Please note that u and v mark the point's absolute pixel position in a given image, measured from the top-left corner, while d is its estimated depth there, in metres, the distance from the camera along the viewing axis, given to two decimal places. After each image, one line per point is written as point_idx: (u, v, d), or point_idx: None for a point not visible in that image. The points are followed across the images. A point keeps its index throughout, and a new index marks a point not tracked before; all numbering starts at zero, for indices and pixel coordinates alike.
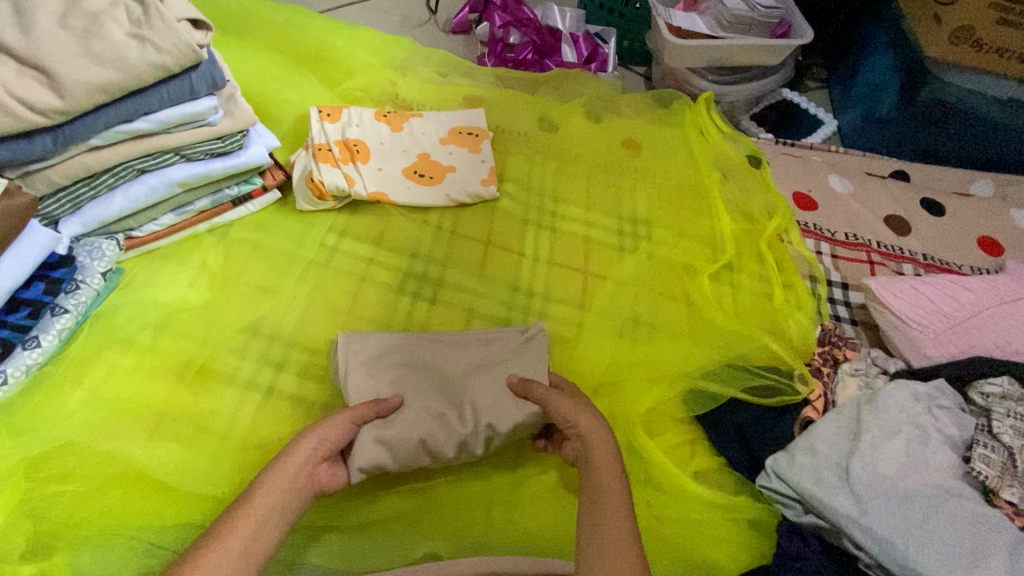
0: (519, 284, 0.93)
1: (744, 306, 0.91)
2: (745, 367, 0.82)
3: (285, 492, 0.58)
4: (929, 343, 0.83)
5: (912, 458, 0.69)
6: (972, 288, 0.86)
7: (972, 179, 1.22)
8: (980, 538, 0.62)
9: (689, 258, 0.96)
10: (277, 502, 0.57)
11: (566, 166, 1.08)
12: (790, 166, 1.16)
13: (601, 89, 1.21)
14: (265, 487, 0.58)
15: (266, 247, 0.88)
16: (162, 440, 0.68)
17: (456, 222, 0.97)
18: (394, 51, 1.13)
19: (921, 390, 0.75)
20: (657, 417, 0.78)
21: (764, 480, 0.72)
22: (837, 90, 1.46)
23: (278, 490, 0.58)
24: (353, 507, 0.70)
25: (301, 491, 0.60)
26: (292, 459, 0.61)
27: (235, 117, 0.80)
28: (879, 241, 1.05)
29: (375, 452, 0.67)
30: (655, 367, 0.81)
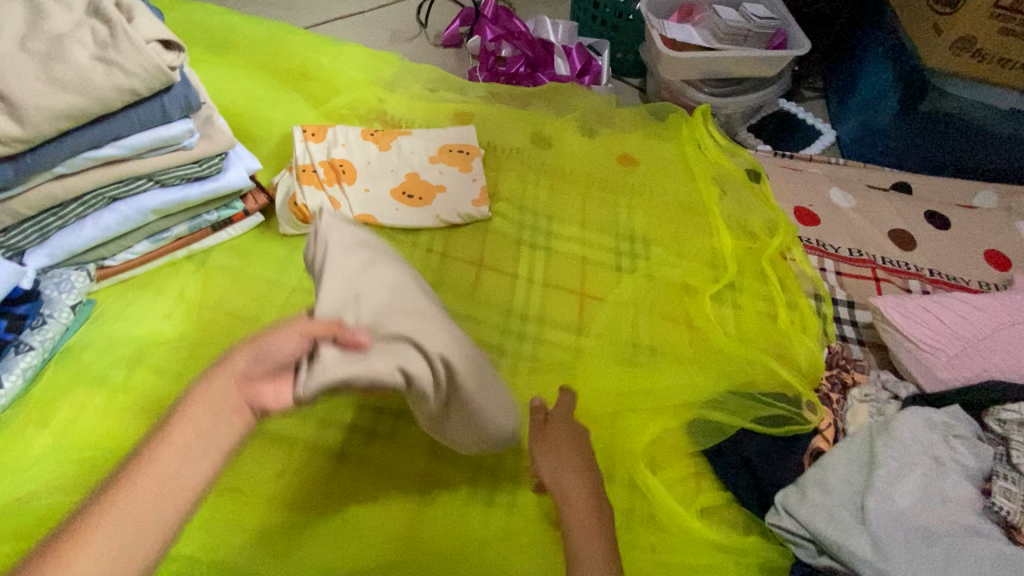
0: (513, 308, 0.89)
1: (747, 328, 0.88)
2: (751, 395, 0.78)
3: (200, 452, 0.43)
4: (941, 367, 0.79)
5: (930, 493, 0.66)
6: (984, 307, 0.83)
7: (976, 191, 1.19)
8: None
9: (688, 278, 0.93)
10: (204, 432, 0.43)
11: (560, 182, 1.05)
12: (790, 180, 1.13)
13: (595, 103, 1.19)
14: (196, 397, 0.45)
15: (247, 274, 0.84)
16: None
17: (446, 243, 0.93)
18: (382, 68, 1.10)
19: (936, 418, 0.71)
20: (660, 449, 0.74)
21: (773, 517, 0.68)
22: (834, 100, 1.43)
23: (199, 427, 0.43)
24: (329, 551, 0.64)
25: (238, 410, 0.46)
26: (226, 370, 0.46)
27: (212, 139, 0.77)
28: (885, 257, 1.02)
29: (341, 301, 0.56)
30: (656, 396, 0.77)
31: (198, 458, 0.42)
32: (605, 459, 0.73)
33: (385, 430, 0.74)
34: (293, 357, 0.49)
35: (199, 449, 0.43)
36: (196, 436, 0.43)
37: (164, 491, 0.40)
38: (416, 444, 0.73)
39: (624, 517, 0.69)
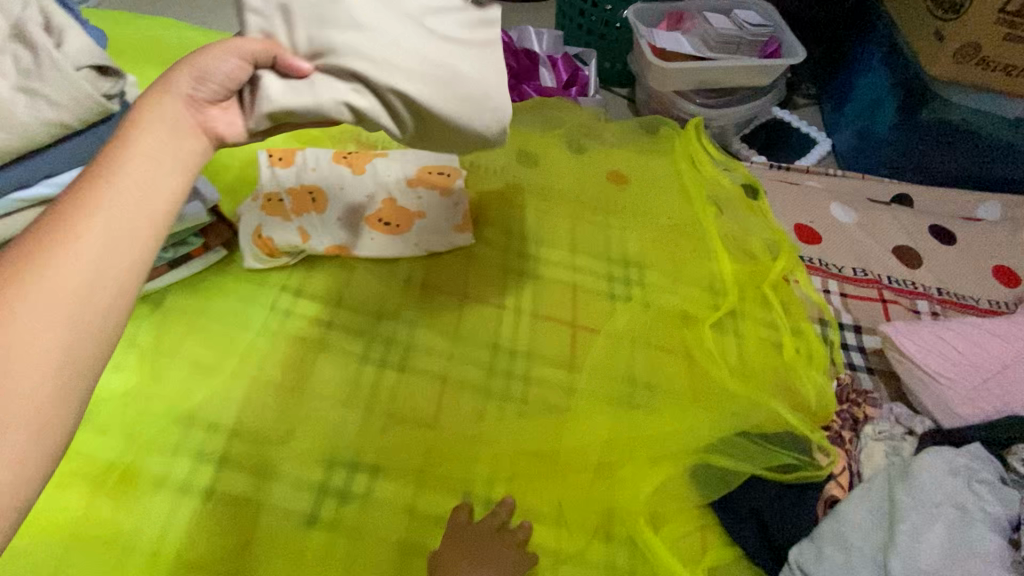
0: (501, 342, 0.82)
1: (750, 360, 0.82)
2: (759, 437, 0.72)
3: (139, 197, 0.40)
4: (960, 401, 0.74)
5: (956, 548, 0.60)
6: (1001, 334, 0.77)
7: (979, 202, 1.15)
8: None
9: (687, 305, 0.87)
10: (139, 193, 0.40)
11: (548, 203, 0.98)
12: (789, 195, 1.08)
13: (583, 117, 1.13)
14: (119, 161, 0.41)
15: (208, 316, 0.77)
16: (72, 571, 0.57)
17: (427, 273, 0.87)
18: None
19: (959, 461, 0.66)
20: (662, 502, 0.68)
21: None
22: (828, 107, 1.39)
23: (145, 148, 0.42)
24: None
25: (186, 123, 0.46)
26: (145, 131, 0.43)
27: None
28: (891, 276, 0.97)
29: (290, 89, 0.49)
30: (656, 442, 0.71)
31: (138, 201, 0.40)
32: (601, 515, 0.67)
33: (360, 488, 0.67)
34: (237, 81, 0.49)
35: (155, 175, 0.41)
36: (131, 193, 0.40)
37: (117, 231, 0.38)
38: (395, 504, 0.67)
39: None
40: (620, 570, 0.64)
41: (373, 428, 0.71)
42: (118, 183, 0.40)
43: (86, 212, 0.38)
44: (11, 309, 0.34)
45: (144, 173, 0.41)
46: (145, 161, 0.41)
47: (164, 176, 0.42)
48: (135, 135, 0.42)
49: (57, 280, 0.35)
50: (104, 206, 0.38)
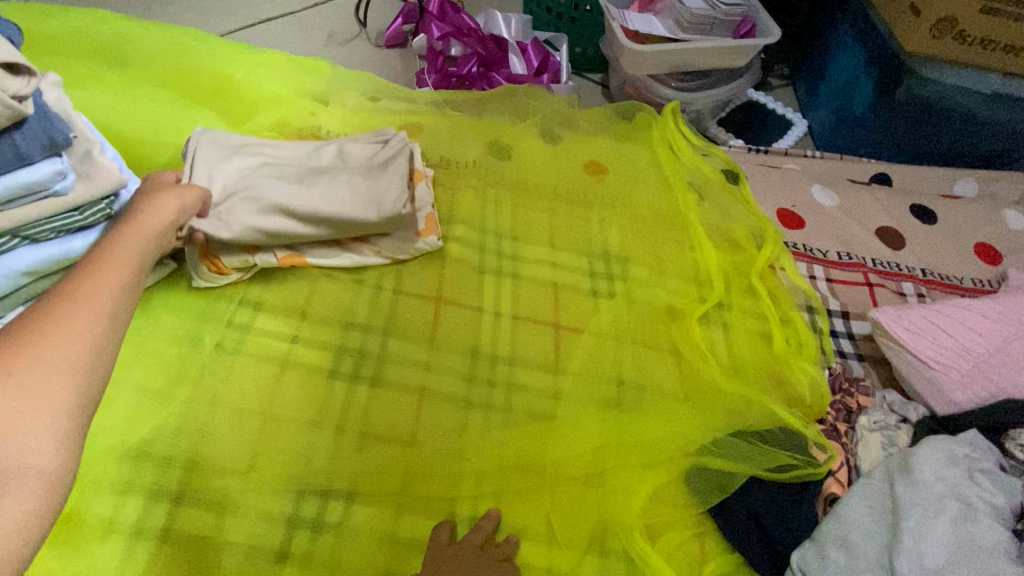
0: (480, 348, 0.77)
1: (739, 353, 0.79)
2: (754, 436, 0.69)
3: (127, 262, 0.51)
4: (954, 386, 0.72)
5: (963, 545, 0.58)
6: (991, 316, 0.76)
7: (957, 179, 1.14)
8: None
9: (672, 299, 0.84)
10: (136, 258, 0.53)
11: (524, 197, 0.93)
12: (769, 179, 1.05)
13: (556, 105, 1.07)
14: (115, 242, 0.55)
15: (157, 337, 0.71)
16: None
17: (398, 279, 0.81)
18: (313, 77, 0.97)
19: (958, 452, 0.64)
20: (657, 509, 0.65)
21: None
22: (803, 88, 1.37)
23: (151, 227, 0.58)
24: None
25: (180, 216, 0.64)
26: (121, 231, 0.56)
27: (95, 181, 0.62)
28: (875, 259, 0.95)
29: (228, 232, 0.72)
30: (648, 448, 0.67)
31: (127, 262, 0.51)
32: (594, 529, 0.63)
33: (334, 517, 0.62)
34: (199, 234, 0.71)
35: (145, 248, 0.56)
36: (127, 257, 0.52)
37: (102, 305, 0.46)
38: (373, 531, 0.62)
39: None
40: None
41: (345, 449, 0.66)
42: (113, 257, 0.51)
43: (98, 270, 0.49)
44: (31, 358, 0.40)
45: (133, 258, 0.53)
46: (138, 243, 0.55)
47: (145, 257, 0.54)
48: (120, 230, 0.56)
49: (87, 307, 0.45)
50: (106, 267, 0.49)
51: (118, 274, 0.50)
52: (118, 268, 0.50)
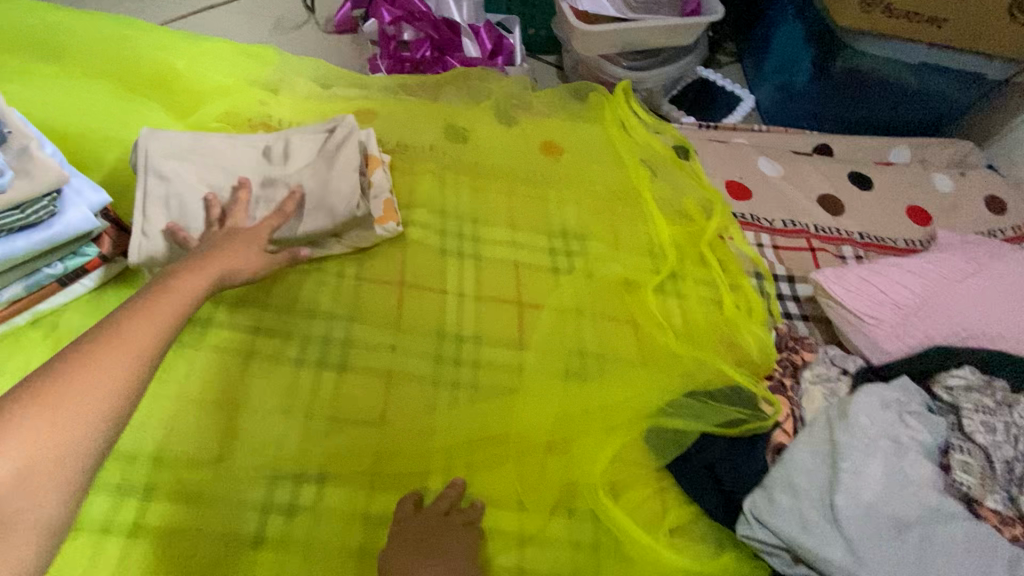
0: (445, 330, 0.79)
1: (694, 320, 0.83)
2: (707, 395, 0.74)
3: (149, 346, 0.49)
4: (885, 338, 0.78)
5: (895, 480, 0.63)
6: (920, 271, 0.82)
7: (892, 146, 1.21)
8: (977, 565, 0.58)
9: (629, 272, 0.87)
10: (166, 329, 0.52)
11: (482, 179, 0.95)
12: (718, 153, 1.09)
13: (511, 86, 1.08)
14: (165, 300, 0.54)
15: None
16: None
17: (360, 265, 0.82)
18: (261, 65, 0.95)
19: (890, 396, 0.69)
20: (621, 469, 0.68)
21: (744, 528, 0.63)
22: (750, 64, 1.41)
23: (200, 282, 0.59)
24: None
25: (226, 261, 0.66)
26: (192, 276, 0.60)
27: (35, 176, 0.60)
28: (817, 224, 1.00)
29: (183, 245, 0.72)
30: (610, 412, 0.71)
31: (158, 345, 0.50)
32: (563, 492, 0.66)
33: (308, 500, 0.63)
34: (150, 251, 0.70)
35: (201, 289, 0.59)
36: (158, 332, 0.51)
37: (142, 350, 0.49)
38: (349, 511, 0.64)
39: (591, 554, 0.63)
40: (586, 543, 0.64)
41: (315, 435, 0.67)
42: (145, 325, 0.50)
43: (110, 349, 0.47)
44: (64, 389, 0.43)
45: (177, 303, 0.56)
46: (174, 317, 0.53)
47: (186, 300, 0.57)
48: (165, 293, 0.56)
49: (77, 402, 0.43)
50: (137, 336, 0.49)
51: (126, 360, 0.47)
52: (128, 348, 0.48)
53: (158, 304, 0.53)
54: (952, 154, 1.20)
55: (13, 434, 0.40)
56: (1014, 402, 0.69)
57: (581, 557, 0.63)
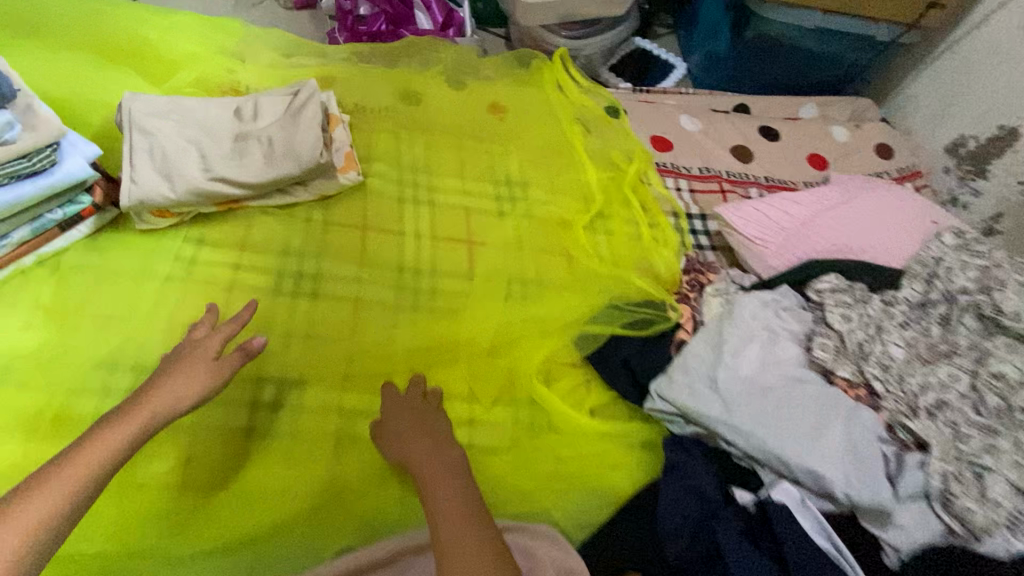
0: (404, 264, 0.91)
1: (618, 250, 0.98)
2: (624, 305, 0.89)
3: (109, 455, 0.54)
4: (772, 256, 0.94)
5: (767, 359, 0.78)
6: (801, 201, 0.98)
7: (800, 104, 1.37)
8: (824, 411, 0.70)
9: (563, 213, 1.01)
10: (104, 462, 0.53)
11: (434, 137, 1.06)
12: (646, 112, 1.23)
13: (459, 55, 1.20)
14: (116, 428, 0.56)
15: (110, 272, 0.80)
16: None
17: (327, 211, 0.93)
18: (228, 35, 1.04)
19: (768, 297, 0.85)
20: (552, 366, 0.83)
21: (650, 402, 0.78)
22: (682, 33, 1.55)
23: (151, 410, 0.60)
24: (263, 508, 0.68)
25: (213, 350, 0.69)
26: (132, 416, 0.58)
27: (39, 130, 0.71)
28: (728, 170, 1.16)
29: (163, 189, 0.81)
30: (543, 322, 0.85)
31: (105, 467, 0.53)
32: (504, 385, 0.80)
33: (290, 399, 0.75)
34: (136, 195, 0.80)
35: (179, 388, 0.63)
36: (94, 465, 0.53)
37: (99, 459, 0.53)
38: (326, 406, 0.76)
39: (527, 430, 0.77)
40: (523, 424, 0.78)
41: (294, 347, 0.79)
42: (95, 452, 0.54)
43: (51, 486, 0.50)
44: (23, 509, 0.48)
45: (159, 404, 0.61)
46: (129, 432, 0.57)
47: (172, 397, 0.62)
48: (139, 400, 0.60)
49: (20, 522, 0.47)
50: (102, 443, 0.54)
51: (62, 491, 0.50)
52: (68, 481, 0.51)
53: (115, 430, 0.56)
54: (852, 110, 1.37)
55: None
56: (868, 298, 0.85)
57: (520, 433, 0.77)
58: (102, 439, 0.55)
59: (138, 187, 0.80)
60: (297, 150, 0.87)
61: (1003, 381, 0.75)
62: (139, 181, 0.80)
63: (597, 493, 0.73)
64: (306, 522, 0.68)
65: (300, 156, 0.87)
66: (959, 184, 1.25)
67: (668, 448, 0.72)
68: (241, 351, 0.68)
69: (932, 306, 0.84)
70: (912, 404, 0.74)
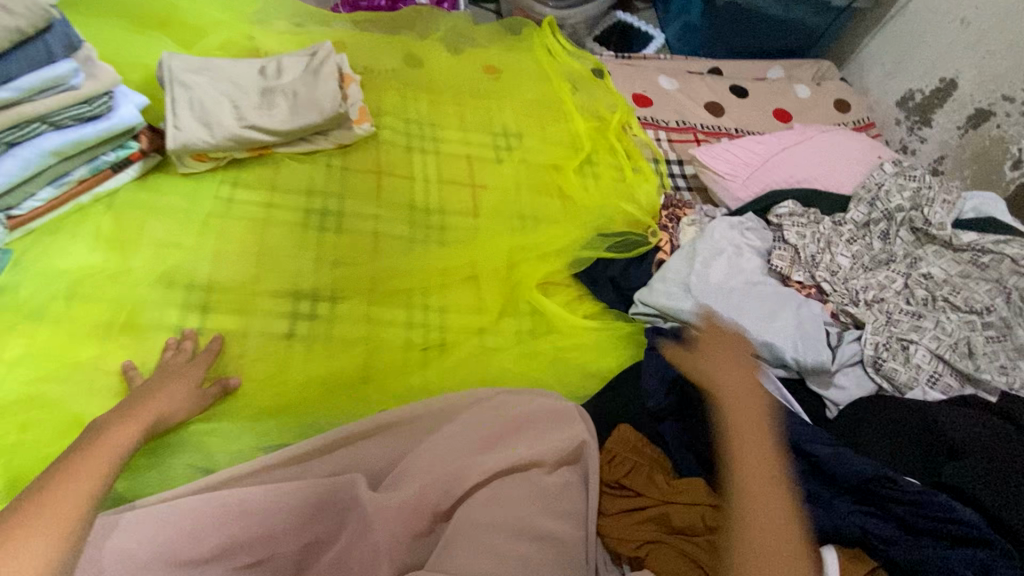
0: (415, 203, 1.02)
1: (604, 187, 1.10)
2: (609, 232, 1.02)
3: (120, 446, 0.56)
4: (738, 189, 1.07)
5: (733, 268, 0.90)
6: (765, 142, 1.11)
7: (768, 67, 1.50)
8: (777, 302, 0.84)
9: (555, 159, 1.13)
10: (113, 465, 0.54)
11: (437, 96, 1.18)
12: (628, 73, 1.35)
13: (455, 24, 1.31)
14: (110, 435, 0.57)
15: (159, 207, 0.90)
16: (102, 388, 0.72)
17: (345, 159, 1.04)
18: (245, 6, 1.15)
19: (734, 220, 0.97)
20: (550, 283, 0.95)
21: (634, 308, 0.91)
22: (659, 7, 1.68)
23: (137, 424, 0.60)
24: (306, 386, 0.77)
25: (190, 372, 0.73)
26: (133, 417, 0.61)
27: (99, 78, 0.81)
28: (702, 123, 1.28)
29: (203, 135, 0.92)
30: (542, 248, 0.96)
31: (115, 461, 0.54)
32: (510, 297, 0.92)
33: (324, 311, 0.86)
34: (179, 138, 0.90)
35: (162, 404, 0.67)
36: (105, 467, 0.53)
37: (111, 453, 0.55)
38: (356, 317, 0.86)
39: (530, 331, 0.89)
40: (527, 329, 0.89)
41: (323, 269, 0.90)
42: (101, 455, 0.54)
43: (69, 483, 0.49)
44: (48, 495, 0.48)
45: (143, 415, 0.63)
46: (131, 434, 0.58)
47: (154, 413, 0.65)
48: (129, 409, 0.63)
49: (50, 505, 0.47)
50: (110, 439, 0.56)
51: (83, 480, 0.50)
52: (76, 485, 0.50)
53: (106, 440, 0.56)
54: (814, 70, 1.50)
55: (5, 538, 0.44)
56: (820, 220, 0.98)
57: (524, 332, 0.89)
58: (101, 445, 0.55)
59: (181, 132, 0.90)
60: (318, 102, 0.99)
61: (931, 280, 0.89)
62: (182, 127, 0.90)
63: (590, 373, 0.84)
64: (345, 394, 0.78)
65: (321, 106, 0.98)
66: (908, 133, 1.39)
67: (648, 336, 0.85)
68: (216, 386, 0.73)
69: (874, 224, 0.98)
70: (854, 298, 0.89)
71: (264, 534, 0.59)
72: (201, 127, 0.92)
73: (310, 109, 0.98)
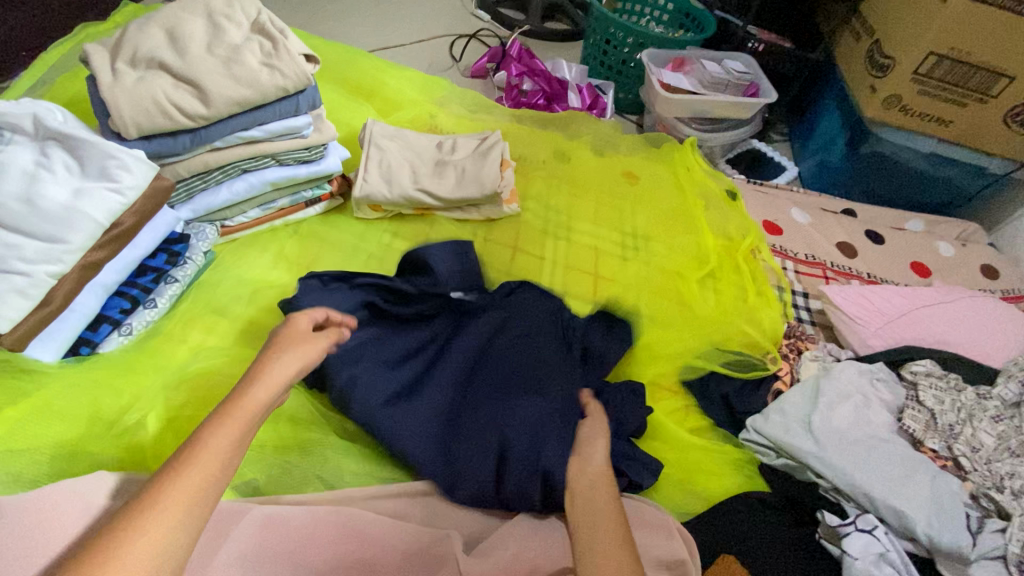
0: (542, 283, 1.08)
1: (725, 303, 1.08)
2: (728, 349, 1.00)
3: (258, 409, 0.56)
4: (870, 336, 1.03)
5: (860, 417, 0.86)
6: (902, 293, 1.08)
7: (908, 218, 1.45)
8: (909, 468, 0.80)
9: (681, 268, 1.14)
10: (228, 456, 0.52)
11: (577, 191, 1.28)
12: (760, 200, 1.39)
13: (603, 130, 1.43)
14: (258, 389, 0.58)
15: (333, 243, 1.05)
16: None
17: (489, 230, 1.15)
18: (434, 90, 1.36)
19: (864, 366, 0.93)
20: (658, 388, 0.95)
21: (745, 434, 0.88)
22: (798, 143, 1.72)
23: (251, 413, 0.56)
24: None
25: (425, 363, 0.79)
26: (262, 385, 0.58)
27: (323, 132, 0.98)
28: (832, 262, 1.28)
29: (381, 189, 1.06)
30: (653, 349, 0.98)
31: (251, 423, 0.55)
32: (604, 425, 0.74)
33: None
34: (365, 189, 1.05)
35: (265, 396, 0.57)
36: (220, 462, 0.51)
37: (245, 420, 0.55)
38: None
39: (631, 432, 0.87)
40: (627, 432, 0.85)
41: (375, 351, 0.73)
42: (218, 442, 0.51)
43: (225, 422, 0.53)
44: (193, 462, 0.49)
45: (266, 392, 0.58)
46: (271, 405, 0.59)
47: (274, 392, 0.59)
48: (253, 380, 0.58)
49: (199, 467, 0.49)
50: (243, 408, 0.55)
51: (221, 441, 0.52)
52: (210, 456, 0.50)
53: (220, 430, 0.52)
54: (959, 230, 1.44)
55: (171, 495, 0.47)
56: (961, 387, 0.93)
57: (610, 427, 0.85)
58: (217, 441, 0.52)
59: (368, 185, 1.05)
60: (480, 176, 1.10)
61: None
62: (369, 181, 1.06)
63: (696, 494, 0.81)
64: None
65: (481, 180, 1.10)
66: None
67: (776, 482, 0.84)
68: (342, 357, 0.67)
69: None
70: (997, 484, 0.82)
71: (365, 560, 0.62)
72: (383, 184, 1.06)
73: (473, 182, 1.10)
